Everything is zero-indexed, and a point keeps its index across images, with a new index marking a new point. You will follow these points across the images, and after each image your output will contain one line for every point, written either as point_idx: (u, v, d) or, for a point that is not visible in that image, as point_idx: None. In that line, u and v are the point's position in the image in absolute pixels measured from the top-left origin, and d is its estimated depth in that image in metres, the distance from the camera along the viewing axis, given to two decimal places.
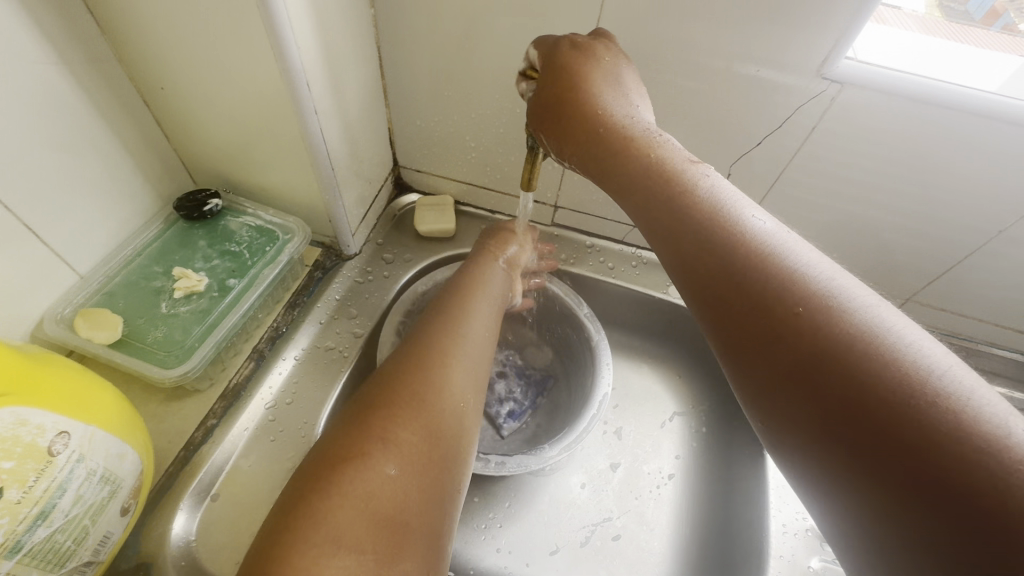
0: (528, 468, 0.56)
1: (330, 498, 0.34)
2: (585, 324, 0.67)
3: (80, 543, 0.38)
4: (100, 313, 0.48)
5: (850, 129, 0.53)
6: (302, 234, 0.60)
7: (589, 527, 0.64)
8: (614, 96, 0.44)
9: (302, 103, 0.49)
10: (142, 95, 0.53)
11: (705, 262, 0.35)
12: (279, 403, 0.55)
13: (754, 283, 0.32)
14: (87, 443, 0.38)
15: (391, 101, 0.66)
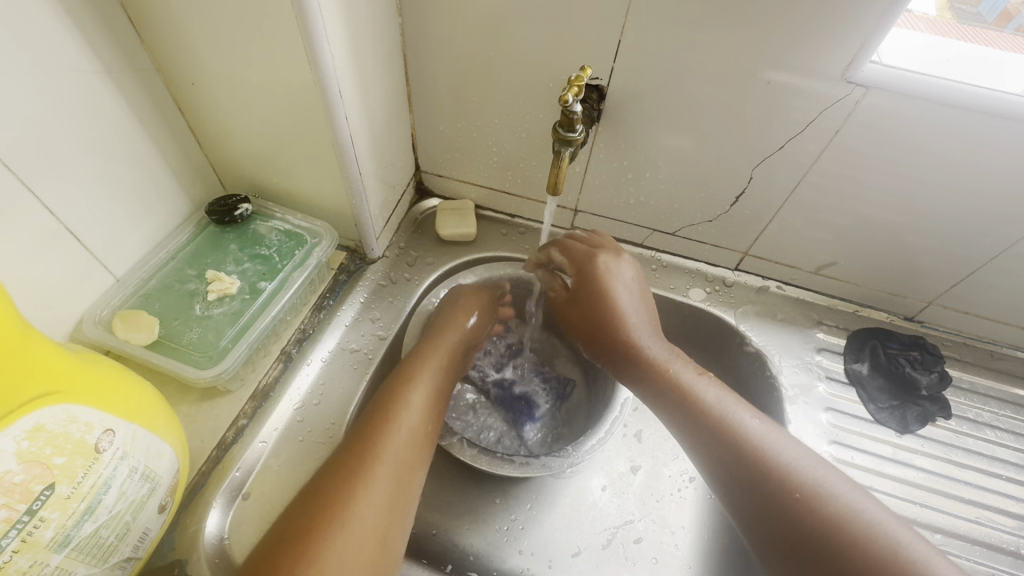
0: (552, 469, 0.56)
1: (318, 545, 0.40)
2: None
3: (122, 539, 0.39)
4: (137, 315, 0.50)
5: (874, 132, 0.53)
6: (329, 238, 0.62)
7: (611, 530, 0.64)
8: None
9: (333, 109, 0.50)
10: (177, 103, 0.54)
11: (736, 474, 0.46)
12: (307, 404, 0.56)
13: (755, 477, 0.45)
14: (130, 441, 0.39)
15: (414, 107, 0.67)
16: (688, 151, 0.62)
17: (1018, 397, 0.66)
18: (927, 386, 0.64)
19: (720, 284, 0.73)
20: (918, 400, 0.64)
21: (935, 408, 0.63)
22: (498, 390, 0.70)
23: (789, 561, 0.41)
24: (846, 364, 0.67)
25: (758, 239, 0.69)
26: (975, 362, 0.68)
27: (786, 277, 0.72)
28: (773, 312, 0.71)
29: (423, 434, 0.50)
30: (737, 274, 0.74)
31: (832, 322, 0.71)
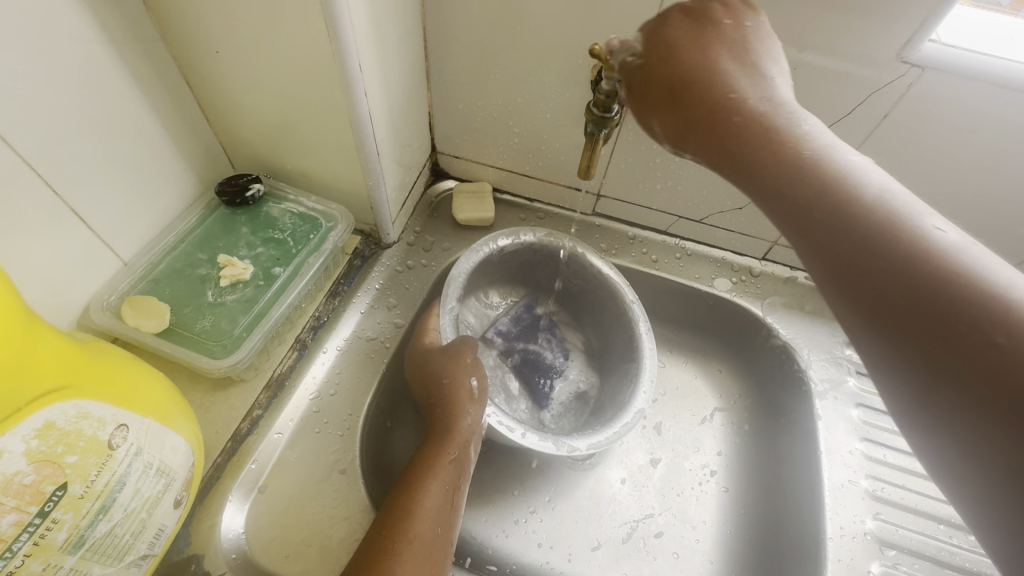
0: (557, 446, 0.53)
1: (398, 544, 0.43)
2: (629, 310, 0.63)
3: (137, 537, 0.37)
4: (147, 301, 0.47)
5: (924, 119, 0.50)
6: (344, 222, 0.59)
7: (630, 524, 0.63)
8: (731, 61, 0.38)
9: (353, 86, 0.47)
10: (185, 76, 0.51)
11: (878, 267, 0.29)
12: (323, 394, 0.54)
13: (899, 264, 0.29)
14: (144, 436, 0.37)
15: (433, 84, 0.64)
16: None
17: None
18: None
19: (747, 274, 0.71)
20: None
21: None
22: (521, 361, 0.65)
23: (936, 344, 0.27)
24: None
25: None
26: None
27: None
28: (801, 304, 0.69)
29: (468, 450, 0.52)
30: (764, 264, 0.71)
31: None
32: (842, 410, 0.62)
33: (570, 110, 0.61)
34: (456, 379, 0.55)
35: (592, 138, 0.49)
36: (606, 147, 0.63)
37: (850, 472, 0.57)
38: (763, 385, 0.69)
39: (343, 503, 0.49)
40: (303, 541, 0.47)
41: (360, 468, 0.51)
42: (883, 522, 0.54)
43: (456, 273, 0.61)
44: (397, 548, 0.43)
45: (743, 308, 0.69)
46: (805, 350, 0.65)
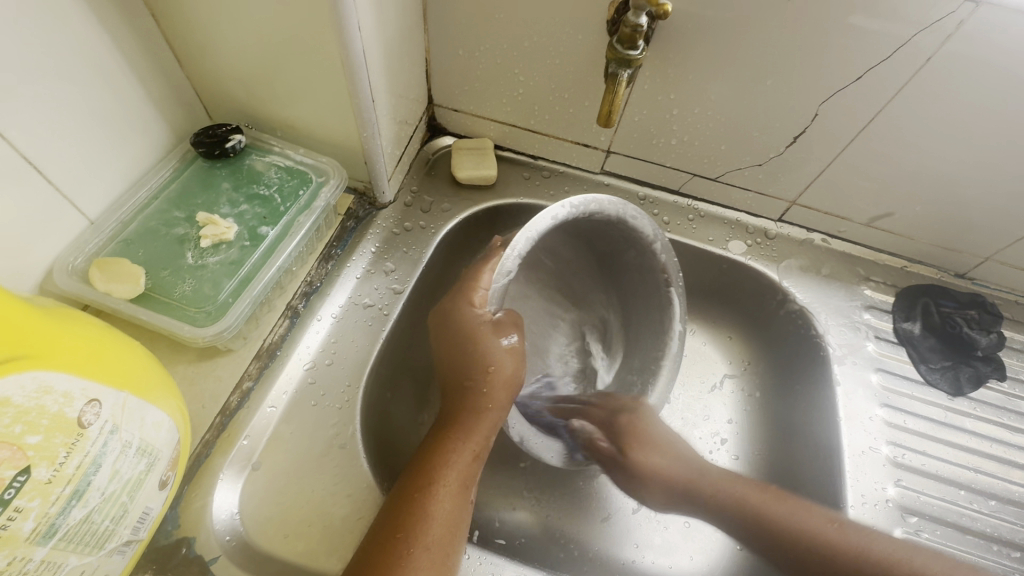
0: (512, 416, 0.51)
1: (417, 536, 0.41)
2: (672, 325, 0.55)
3: (118, 523, 0.34)
4: (118, 263, 0.42)
5: (970, 64, 0.46)
6: (336, 178, 0.54)
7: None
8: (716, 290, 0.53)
9: (346, 19, 0.41)
10: (149, 7, 0.44)
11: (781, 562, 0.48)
12: (318, 363, 0.50)
13: None
14: (120, 412, 0.33)
15: (431, 26, 0.58)
16: (747, 82, 0.54)
17: None
18: (984, 348, 0.61)
19: (762, 236, 0.67)
20: (971, 361, 0.60)
21: (989, 370, 0.60)
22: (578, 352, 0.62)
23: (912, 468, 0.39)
24: (896, 323, 0.62)
25: (807, 188, 0.63)
26: None
27: (833, 229, 0.67)
28: (817, 267, 0.66)
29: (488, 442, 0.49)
30: (780, 225, 0.68)
31: (880, 279, 0.66)
32: (862, 375, 0.59)
33: (583, 56, 0.56)
34: (501, 370, 0.49)
35: (612, 80, 0.46)
36: (620, 97, 0.59)
37: (870, 439, 0.56)
38: (775, 351, 0.67)
39: (344, 480, 0.46)
40: (302, 521, 0.44)
41: (361, 443, 0.48)
42: (905, 488, 0.53)
43: (530, 230, 0.45)
44: (410, 549, 0.41)
45: (759, 271, 0.66)
46: (822, 314, 0.63)
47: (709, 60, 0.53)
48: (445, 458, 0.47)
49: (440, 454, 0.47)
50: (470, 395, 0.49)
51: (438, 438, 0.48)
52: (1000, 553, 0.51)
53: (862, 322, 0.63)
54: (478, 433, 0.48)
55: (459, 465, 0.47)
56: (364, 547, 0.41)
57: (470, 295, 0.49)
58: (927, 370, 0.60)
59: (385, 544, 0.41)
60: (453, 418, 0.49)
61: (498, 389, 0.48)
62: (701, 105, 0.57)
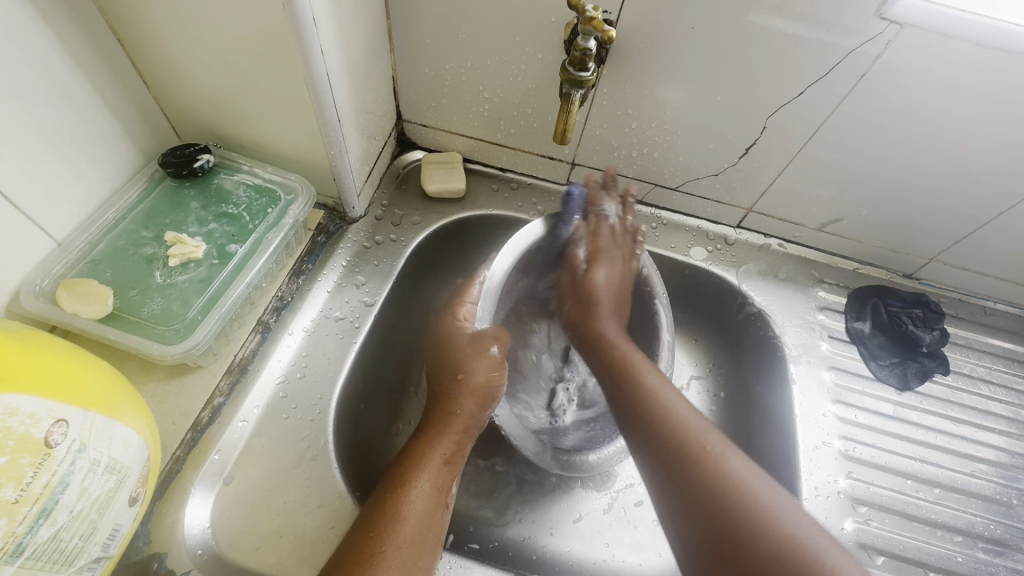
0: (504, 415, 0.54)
1: (392, 532, 0.42)
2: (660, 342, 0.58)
3: (88, 540, 0.34)
4: (85, 284, 0.43)
5: (898, 80, 0.50)
6: (305, 195, 0.55)
7: (608, 495, 0.62)
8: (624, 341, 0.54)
9: (308, 44, 0.43)
10: (116, 33, 0.46)
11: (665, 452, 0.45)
12: (290, 377, 0.52)
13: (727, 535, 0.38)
14: (88, 431, 0.33)
15: (396, 47, 0.60)
16: (699, 97, 0.57)
17: (1006, 350, 0.67)
18: (929, 344, 0.64)
19: (722, 242, 0.70)
20: (917, 357, 0.64)
21: (934, 364, 0.63)
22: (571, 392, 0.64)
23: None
24: (847, 323, 0.66)
25: (761, 196, 0.66)
26: (968, 318, 0.68)
27: (788, 235, 0.70)
28: (774, 271, 0.69)
29: (464, 443, 0.51)
30: (739, 232, 0.71)
31: (834, 281, 0.69)
32: (816, 373, 0.62)
33: (543, 73, 0.58)
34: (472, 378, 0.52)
35: (566, 99, 0.49)
36: (581, 112, 0.61)
37: (823, 433, 0.58)
38: (736, 353, 0.69)
39: (316, 491, 0.47)
40: (274, 533, 0.45)
41: (333, 454, 0.49)
42: (856, 480, 0.56)
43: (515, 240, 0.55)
44: (381, 548, 0.42)
45: (719, 276, 0.69)
46: (779, 316, 0.66)
47: (662, 78, 0.56)
48: (422, 455, 0.48)
49: (416, 455, 0.48)
50: (440, 400, 0.52)
51: (416, 441, 0.50)
52: (944, 537, 0.54)
53: (816, 323, 0.66)
54: (451, 435, 0.50)
55: (436, 461, 0.48)
56: (343, 547, 0.42)
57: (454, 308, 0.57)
58: (877, 366, 0.63)
59: (356, 547, 0.42)
60: (428, 418, 0.52)
61: (468, 397, 0.52)
62: (657, 119, 0.60)
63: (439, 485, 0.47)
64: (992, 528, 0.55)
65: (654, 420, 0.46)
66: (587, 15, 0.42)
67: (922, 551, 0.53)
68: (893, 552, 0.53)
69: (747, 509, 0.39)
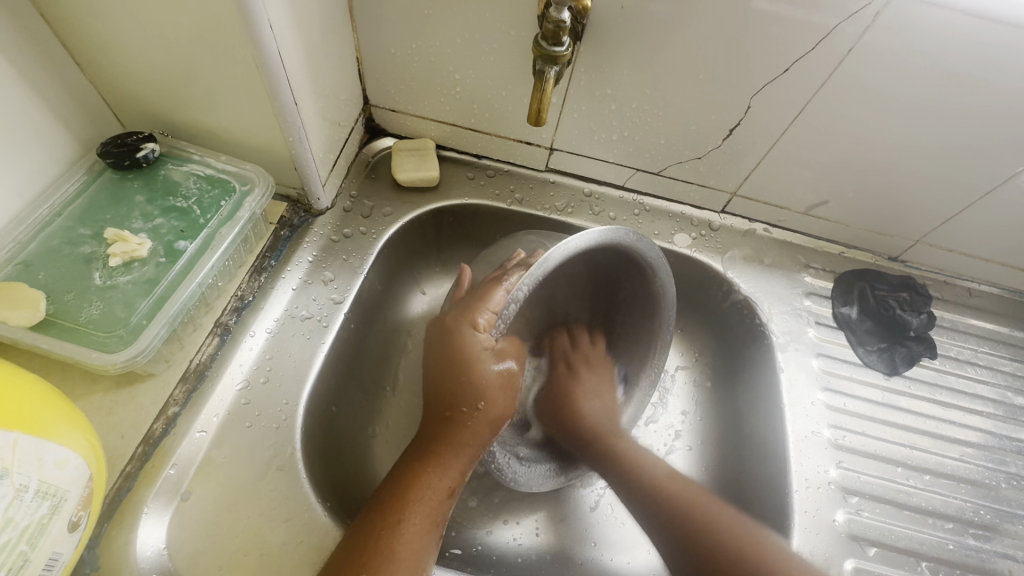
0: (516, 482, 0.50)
1: (386, 575, 0.40)
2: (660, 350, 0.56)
3: (18, 572, 0.31)
4: (13, 289, 0.39)
5: (886, 55, 0.48)
6: (263, 184, 0.51)
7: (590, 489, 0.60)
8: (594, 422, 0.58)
9: (254, 16, 0.39)
10: (39, 10, 0.41)
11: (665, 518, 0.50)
12: (252, 382, 0.48)
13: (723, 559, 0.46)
14: (11, 454, 0.30)
15: (358, 24, 0.56)
16: (680, 76, 0.54)
17: (991, 331, 0.66)
18: (916, 328, 0.63)
19: (706, 229, 0.68)
20: (905, 341, 0.63)
21: (921, 348, 0.62)
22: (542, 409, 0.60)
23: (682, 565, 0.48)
24: (835, 308, 0.64)
25: (745, 179, 0.64)
26: (954, 300, 0.67)
27: (773, 219, 0.68)
28: (759, 256, 0.67)
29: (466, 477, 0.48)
30: (723, 217, 0.69)
31: (820, 265, 0.67)
32: (804, 361, 0.61)
33: (517, 53, 0.55)
34: (491, 407, 0.48)
35: (540, 76, 0.45)
36: (558, 92, 0.58)
37: (812, 423, 0.57)
38: (723, 341, 0.68)
39: (283, 503, 0.44)
40: (238, 550, 0.42)
41: (300, 463, 0.46)
42: (846, 470, 0.55)
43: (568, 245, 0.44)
44: None
45: (704, 263, 0.67)
46: (766, 304, 0.64)
47: (640, 55, 0.53)
48: (423, 490, 0.45)
49: (416, 489, 0.45)
50: (451, 426, 0.48)
51: (412, 470, 0.46)
52: (934, 525, 0.53)
53: (803, 309, 0.64)
54: (457, 468, 0.47)
55: (437, 495, 0.45)
56: None
57: (474, 317, 0.47)
58: (864, 352, 0.62)
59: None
60: (431, 447, 0.47)
61: (483, 427, 0.48)
62: (638, 100, 0.57)
63: (434, 520, 0.45)
64: (981, 513, 0.55)
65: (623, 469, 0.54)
66: None
67: (913, 539, 0.52)
68: (885, 541, 0.52)
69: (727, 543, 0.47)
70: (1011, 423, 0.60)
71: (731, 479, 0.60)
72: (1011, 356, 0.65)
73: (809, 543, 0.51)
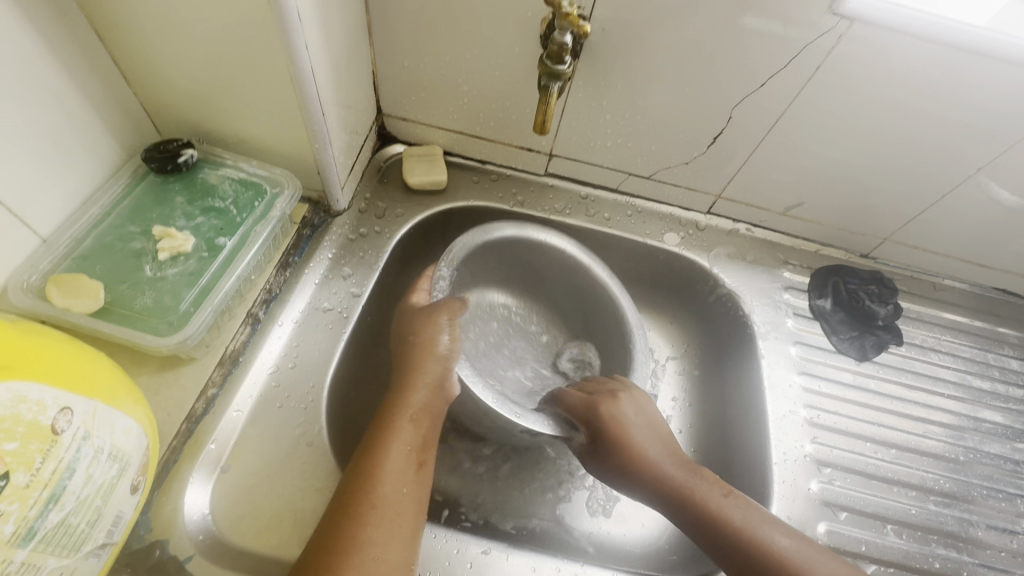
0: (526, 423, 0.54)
1: (369, 490, 0.44)
2: (632, 335, 0.61)
3: (93, 526, 0.35)
4: (75, 279, 0.43)
5: (851, 71, 0.54)
6: (291, 188, 0.56)
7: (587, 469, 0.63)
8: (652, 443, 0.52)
9: (293, 37, 0.44)
10: (95, 29, 0.46)
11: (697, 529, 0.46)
12: (282, 367, 0.53)
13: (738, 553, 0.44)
14: (91, 419, 0.34)
15: (375, 40, 0.61)
16: (668, 89, 0.60)
17: (953, 321, 0.72)
18: (884, 317, 0.69)
19: (693, 228, 0.74)
20: (874, 330, 0.69)
21: (889, 336, 0.68)
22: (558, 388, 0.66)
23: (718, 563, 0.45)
24: (811, 301, 0.70)
25: (729, 183, 0.70)
26: (920, 293, 0.73)
27: (755, 219, 0.74)
28: (743, 254, 0.73)
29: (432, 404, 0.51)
30: (709, 218, 0.75)
31: (798, 262, 0.73)
32: (783, 348, 0.66)
33: (522, 67, 0.60)
34: (422, 337, 0.54)
35: (545, 91, 0.51)
36: (558, 103, 0.63)
37: (790, 403, 0.63)
38: (710, 331, 0.73)
39: (313, 474, 0.49)
40: (274, 516, 0.46)
41: (327, 439, 0.51)
42: (820, 445, 0.60)
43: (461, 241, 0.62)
44: (359, 509, 0.43)
45: (691, 260, 0.72)
46: (748, 296, 0.70)
47: (631, 69, 0.58)
48: (393, 421, 0.49)
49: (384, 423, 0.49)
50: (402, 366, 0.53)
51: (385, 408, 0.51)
52: (898, 493, 0.59)
53: (783, 301, 0.70)
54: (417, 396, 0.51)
55: (405, 423, 0.49)
56: (326, 517, 0.44)
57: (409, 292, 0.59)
58: (838, 340, 0.67)
59: (339, 526, 0.42)
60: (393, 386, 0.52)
61: (425, 356, 0.53)
62: (632, 110, 0.63)
63: (415, 451, 0.48)
64: (942, 482, 0.60)
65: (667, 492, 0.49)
66: (562, 11, 0.44)
67: (880, 505, 0.58)
68: (855, 507, 0.57)
69: (743, 548, 0.44)
70: (970, 403, 0.66)
71: (718, 456, 0.65)
72: (971, 344, 0.71)
73: (787, 508, 0.56)
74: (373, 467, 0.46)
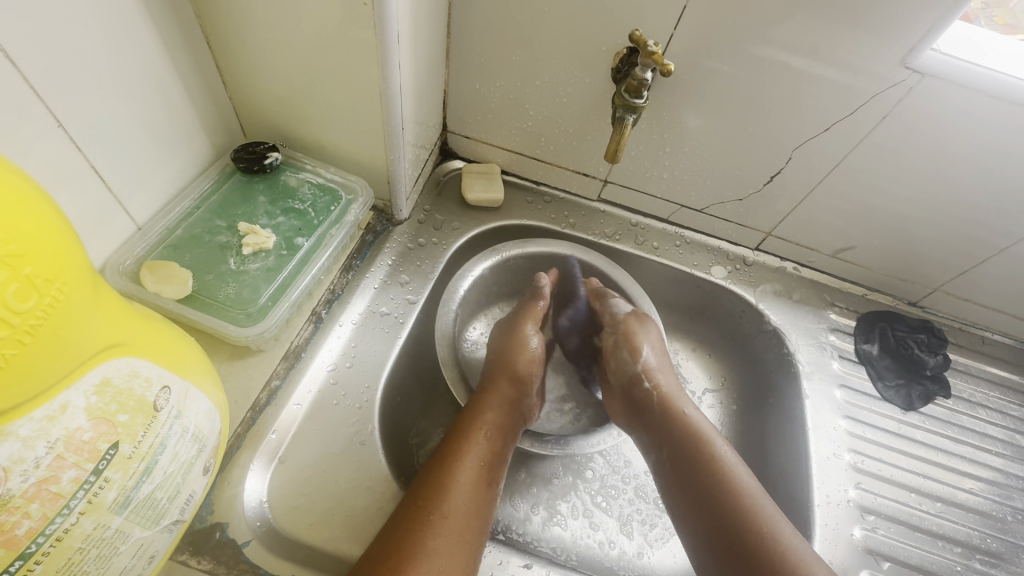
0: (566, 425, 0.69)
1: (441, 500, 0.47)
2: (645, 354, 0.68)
3: (171, 502, 0.37)
4: (167, 266, 0.46)
5: (915, 123, 0.55)
6: (364, 195, 0.59)
7: (600, 485, 0.65)
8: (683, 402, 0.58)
9: (388, 57, 0.46)
10: (207, 38, 0.50)
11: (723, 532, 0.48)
12: (339, 366, 0.55)
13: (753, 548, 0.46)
14: (182, 399, 0.36)
15: (451, 62, 0.64)
16: (730, 126, 0.61)
17: (1002, 378, 0.71)
18: (932, 367, 0.69)
19: (741, 263, 0.75)
20: (921, 380, 0.68)
21: (936, 387, 0.68)
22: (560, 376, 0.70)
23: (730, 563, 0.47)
24: (857, 345, 0.70)
25: (781, 221, 0.70)
26: (968, 346, 0.73)
27: (803, 259, 0.74)
28: (789, 292, 0.73)
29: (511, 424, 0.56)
30: (757, 254, 0.75)
31: (844, 304, 0.73)
32: (827, 390, 0.66)
33: (589, 96, 0.62)
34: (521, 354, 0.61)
35: (620, 122, 0.53)
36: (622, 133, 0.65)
37: (834, 446, 0.62)
38: (751, 368, 0.73)
39: (364, 473, 0.50)
40: (326, 510, 0.47)
41: (378, 440, 0.52)
42: (864, 491, 0.60)
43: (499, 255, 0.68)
44: (430, 518, 0.45)
45: (738, 294, 0.73)
46: (793, 335, 0.70)
47: (696, 105, 0.60)
48: (469, 435, 0.53)
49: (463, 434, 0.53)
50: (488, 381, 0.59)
51: (462, 422, 0.55)
52: (944, 548, 0.58)
53: (827, 343, 0.70)
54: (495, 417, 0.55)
55: (480, 438, 0.53)
56: (389, 522, 0.45)
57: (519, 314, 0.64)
58: (883, 387, 0.67)
59: (414, 528, 0.45)
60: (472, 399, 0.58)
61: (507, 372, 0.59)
62: (691, 144, 0.64)
63: (486, 469, 0.51)
64: (988, 541, 0.59)
65: (690, 444, 0.53)
66: (648, 50, 0.46)
67: (925, 559, 0.57)
68: (898, 558, 0.56)
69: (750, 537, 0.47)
70: (1019, 463, 0.65)
71: None
72: (1021, 402, 0.69)
73: (829, 553, 0.55)
74: (449, 479, 0.49)
